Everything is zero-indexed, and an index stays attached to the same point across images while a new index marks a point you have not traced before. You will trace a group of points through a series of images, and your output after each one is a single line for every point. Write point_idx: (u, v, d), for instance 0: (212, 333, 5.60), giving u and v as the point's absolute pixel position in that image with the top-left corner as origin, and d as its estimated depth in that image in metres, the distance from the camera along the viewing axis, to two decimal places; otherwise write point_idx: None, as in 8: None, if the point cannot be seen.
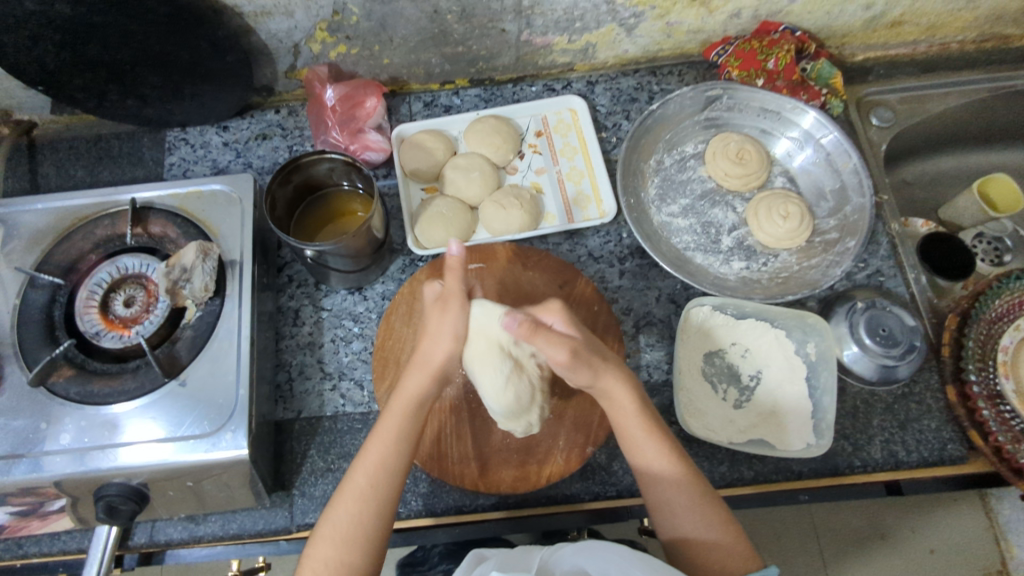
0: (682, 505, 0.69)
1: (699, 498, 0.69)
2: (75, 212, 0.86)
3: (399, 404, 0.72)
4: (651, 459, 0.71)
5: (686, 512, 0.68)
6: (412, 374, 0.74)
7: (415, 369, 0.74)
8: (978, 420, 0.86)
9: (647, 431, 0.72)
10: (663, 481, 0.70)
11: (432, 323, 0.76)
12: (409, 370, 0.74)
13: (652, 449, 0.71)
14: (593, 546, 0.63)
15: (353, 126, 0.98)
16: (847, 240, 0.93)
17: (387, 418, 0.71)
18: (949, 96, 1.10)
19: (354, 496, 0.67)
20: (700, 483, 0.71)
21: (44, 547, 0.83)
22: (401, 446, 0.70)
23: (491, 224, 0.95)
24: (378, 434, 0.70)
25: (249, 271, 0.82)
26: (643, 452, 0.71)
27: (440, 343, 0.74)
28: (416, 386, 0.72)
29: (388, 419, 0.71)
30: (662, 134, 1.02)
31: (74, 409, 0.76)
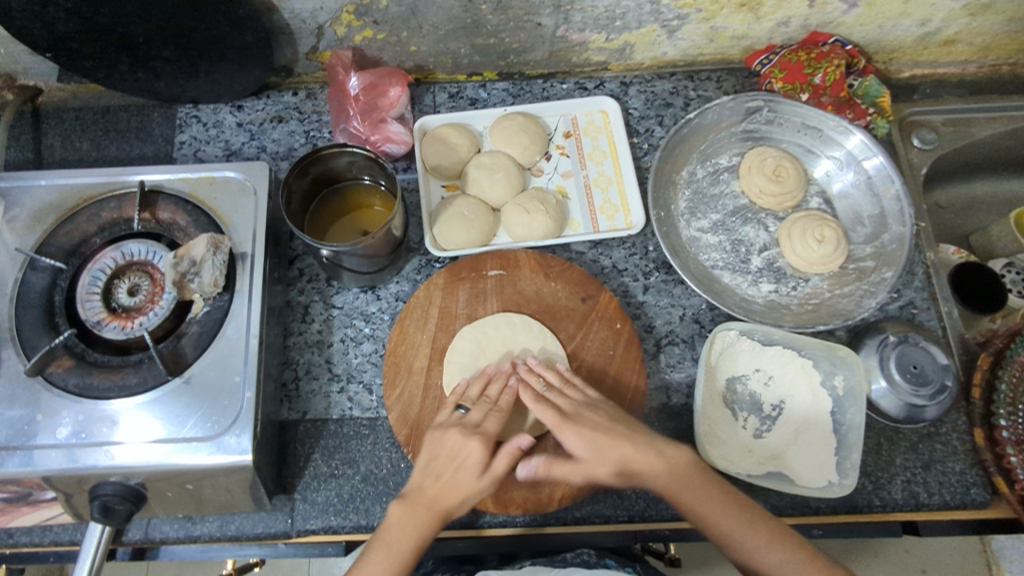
0: (775, 561, 0.65)
1: (788, 551, 0.66)
2: (81, 191, 0.82)
3: (400, 539, 0.66)
4: (727, 529, 0.67)
5: (780, 565, 0.65)
6: (415, 503, 0.68)
7: (420, 501, 0.68)
8: (1005, 466, 0.83)
9: (710, 496, 0.68)
10: (751, 548, 0.66)
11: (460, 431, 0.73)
12: (410, 501, 0.69)
13: (724, 516, 0.67)
14: None
15: (375, 116, 0.93)
16: (884, 269, 0.89)
17: (383, 541, 0.67)
18: (996, 121, 1.05)
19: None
20: (796, 546, 0.66)
21: (35, 538, 0.80)
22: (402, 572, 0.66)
23: (513, 228, 0.91)
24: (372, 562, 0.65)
25: (260, 266, 0.79)
26: (714, 516, 0.67)
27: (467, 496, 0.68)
28: (405, 539, 0.66)
29: (389, 541, 0.66)
30: (697, 145, 0.98)
31: (72, 402, 0.72)
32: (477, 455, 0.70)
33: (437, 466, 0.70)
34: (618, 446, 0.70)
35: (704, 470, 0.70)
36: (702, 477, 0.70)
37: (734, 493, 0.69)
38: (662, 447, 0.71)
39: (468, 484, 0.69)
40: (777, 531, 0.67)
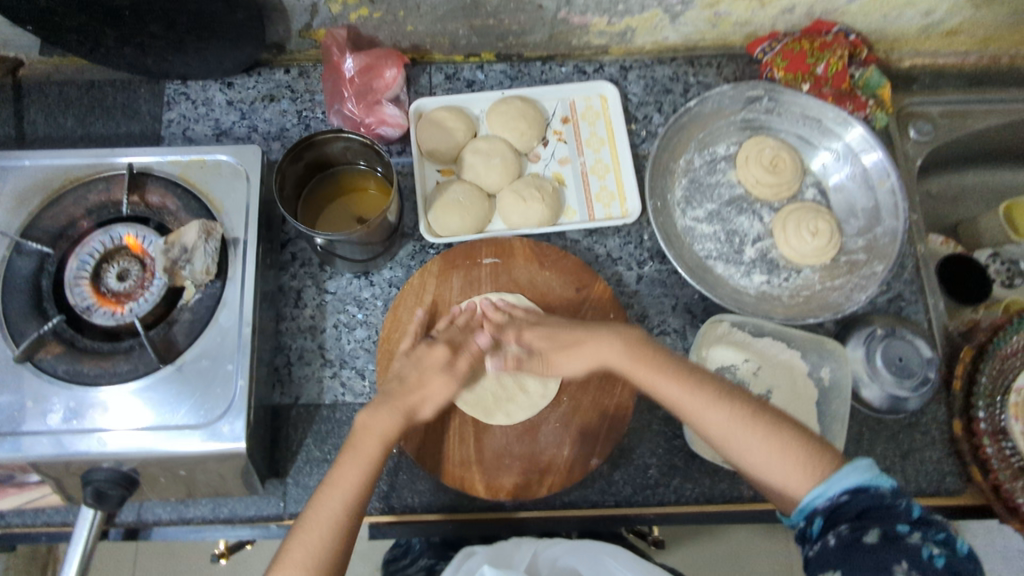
0: (722, 421, 0.66)
1: (732, 408, 0.66)
2: (67, 171, 0.80)
3: (370, 432, 0.69)
4: (674, 397, 0.69)
5: (720, 421, 0.66)
6: (385, 403, 0.71)
7: (393, 401, 0.71)
8: (980, 457, 0.85)
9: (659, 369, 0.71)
10: (696, 411, 0.67)
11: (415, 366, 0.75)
12: (385, 400, 0.72)
13: (674, 390, 0.69)
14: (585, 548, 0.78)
15: (370, 98, 0.92)
16: (875, 263, 0.90)
17: (361, 436, 0.69)
18: (994, 113, 1.05)
19: (326, 518, 0.64)
20: (743, 401, 0.67)
21: (27, 519, 0.80)
22: (375, 467, 0.68)
23: (509, 215, 0.90)
24: (344, 469, 0.67)
25: (253, 251, 0.78)
26: (663, 388, 0.70)
27: (436, 398, 0.73)
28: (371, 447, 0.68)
29: (361, 454, 0.68)
30: (696, 133, 0.97)
31: (62, 388, 0.72)
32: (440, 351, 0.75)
33: (411, 370, 0.74)
34: (568, 361, 0.75)
35: (651, 345, 0.74)
36: (647, 350, 0.73)
37: (674, 360, 0.72)
38: (613, 359, 0.74)
39: (442, 382, 0.73)
40: (724, 391, 0.68)
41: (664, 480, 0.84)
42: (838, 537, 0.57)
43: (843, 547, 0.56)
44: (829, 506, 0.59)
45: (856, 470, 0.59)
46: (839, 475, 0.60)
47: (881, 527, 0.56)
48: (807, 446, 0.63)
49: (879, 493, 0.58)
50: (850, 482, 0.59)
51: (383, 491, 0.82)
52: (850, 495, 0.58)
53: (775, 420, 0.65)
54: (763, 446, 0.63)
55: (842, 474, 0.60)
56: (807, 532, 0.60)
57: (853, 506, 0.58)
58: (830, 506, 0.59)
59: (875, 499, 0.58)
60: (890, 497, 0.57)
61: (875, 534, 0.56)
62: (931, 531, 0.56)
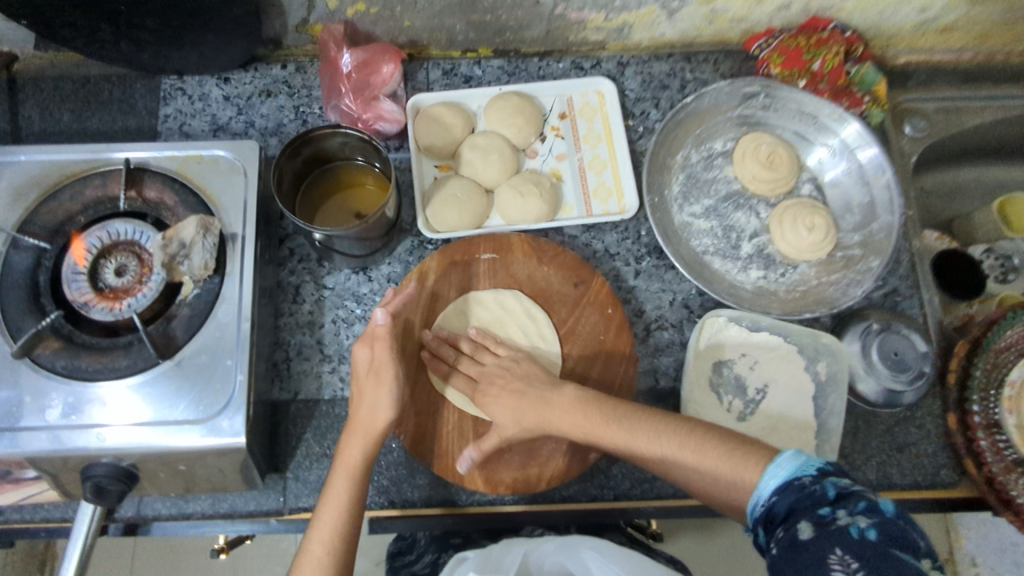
0: (663, 446, 0.66)
1: (667, 431, 0.67)
2: (64, 166, 0.80)
3: (341, 474, 0.69)
4: (614, 432, 0.69)
5: (663, 450, 0.66)
6: (350, 441, 0.71)
7: (356, 434, 0.71)
8: (975, 449, 0.86)
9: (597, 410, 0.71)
10: (637, 444, 0.68)
11: (366, 396, 0.72)
12: (348, 435, 0.72)
13: (611, 428, 0.69)
14: (572, 544, 0.75)
15: (367, 94, 0.92)
16: (871, 259, 0.90)
17: (336, 479, 0.69)
18: (987, 110, 1.05)
19: (312, 565, 0.64)
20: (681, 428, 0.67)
21: (26, 515, 0.80)
22: (351, 509, 0.68)
23: (507, 211, 0.90)
24: (322, 514, 0.67)
25: (251, 246, 0.78)
26: (603, 432, 0.70)
27: (382, 406, 0.71)
28: (343, 484, 0.69)
29: (333, 497, 0.68)
30: (693, 129, 0.98)
31: (61, 383, 0.71)
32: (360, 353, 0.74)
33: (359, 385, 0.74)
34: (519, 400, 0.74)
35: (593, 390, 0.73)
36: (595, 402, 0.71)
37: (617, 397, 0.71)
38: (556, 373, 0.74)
39: (377, 390, 0.72)
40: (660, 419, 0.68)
41: (661, 473, 0.84)
42: (778, 543, 0.55)
43: (786, 550, 0.54)
44: (767, 510, 0.58)
45: (780, 465, 0.60)
46: (767, 475, 0.60)
47: (807, 519, 0.54)
48: (747, 444, 0.64)
49: (802, 481, 0.57)
50: (776, 480, 0.59)
51: (383, 485, 0.82)
52: (780, 493, 0.58)
53: (709, 434, 0.66)
54: (707, 457, 0.64)
55: (768, 473, 0.60)
56: (762, 545, 0.59)
57: (783, 502, 0.57)
58: (766, 512, 0.58)
59: (799, 490, 0.57)
60: (810, 482, 0.56)
61: (806, 528, 0.54)
62: (854, 506, 0.54)
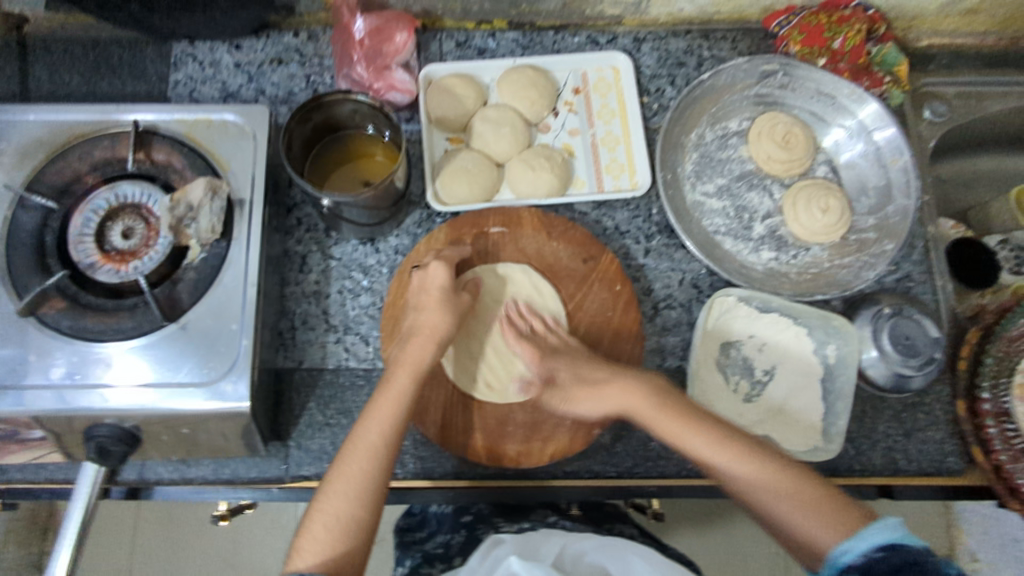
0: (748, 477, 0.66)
1: (754, 464, 0.67)
2: (72, 127, 0.79)
3: (405, 372, 0.71)
4: (699, 444, 0.69)
5: (747, 476, 0.66)
6: (416, 341, 0.74)
7: (427, 334, 0.74)
8: (982, 437, 0.84)
9: (684, 424, 0.70)
10: (721, 467, 0.68)
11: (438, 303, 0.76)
12: (414, 336, 0.74)
13: (696, 440, 0.69)
14: (613, 546, 0.70)
15: (380, 62, 0.91)
16: (885, 242, 0.89)
17: (397, 374, 0.71)
18: (1009, 96, 1.03)
19: (366, 449, 0.66)
20: (776, 465, 0.67)
21: (29, 475, 0.80)
22: (409, 405, 0.70)
23: (517, 184, 0.89)
24: (379, 406, 0.69)
25: (258, 212, 0.77)
26: (687, 442, 0.70)
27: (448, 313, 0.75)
28: (408, 379, 0.71)
29: (393, 390, 0.70)
30: (708, 107, 0.96)
31: (65, 343, 0.71)
32: (441, 273, 0.77)
33: (424, 297, 0.77)
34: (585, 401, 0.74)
35: (670, 396, 0.73)
36: (666, 400, 0.72)
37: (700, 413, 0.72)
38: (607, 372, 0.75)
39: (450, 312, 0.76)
40: (749, 447, 0.68)
41: (665, 451, 0.83)
42: None
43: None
44: (863, 563, 0.57)
45: (885, 527, 0.58)
46: (869, 532, 0.59)
47: None
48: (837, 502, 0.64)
49: (912, 551, 0.56)
50: (880, 538, 0.58)
51: None
52: (884, 551, 0.57)
53: (799, 477, 0.66)
54: (790, 505, 0.64)
55: (873, 530, 0.59)
56: None
57: (889, 562, 0.56)
58: (861, 565, 0.58)
59: (907, 559, 0.56)
60: (924, 555, 0.56)
61: None
62: None
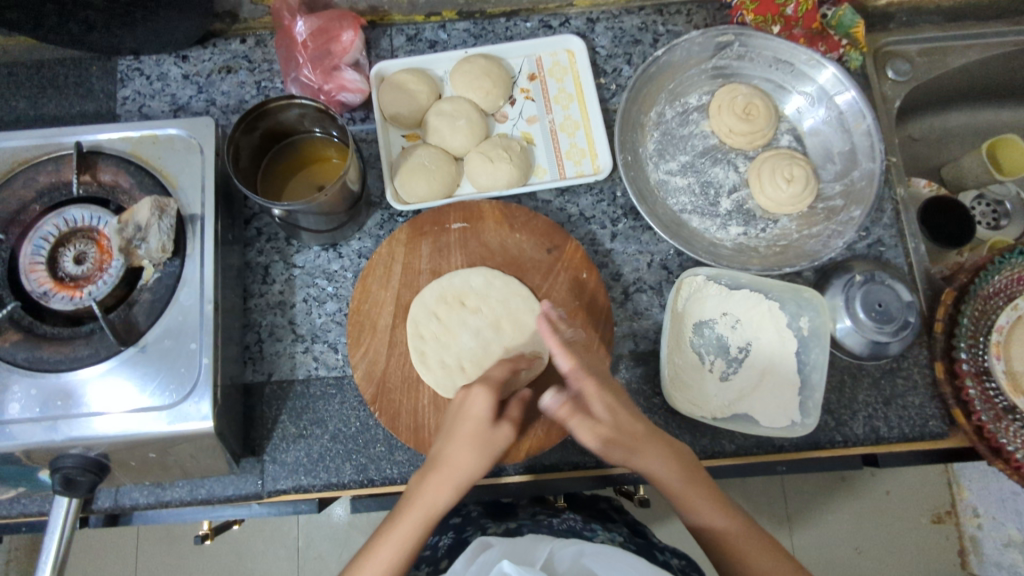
0: (660, 472, 0.69)
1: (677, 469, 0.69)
2: (14, 154, 0.77)
3: (420, 510, 0.64)
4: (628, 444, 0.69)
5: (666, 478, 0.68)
6: (432, 480, 0.66)
7: (466, 446, 0.66)
8: (963, 398, 0.83)
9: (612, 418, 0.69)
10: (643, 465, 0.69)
11: (474, 405, 0.68)
12: (451, 442, 0.67)
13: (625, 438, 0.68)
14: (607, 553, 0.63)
15: (327, 63, 0.89)
16: (852, 208, 0.88)
17: (409, 515, 0.64)
18: (972, 49, 1.02)
19: None
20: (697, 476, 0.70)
21: (4, 510, 0.79)
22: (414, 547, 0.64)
23: (476, 177, 0.88)
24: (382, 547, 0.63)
25: (211, 227, 0.75)
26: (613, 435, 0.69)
27: (479, 407, 0.67)
28: (445, 498, 0.65)
29: (399, 535, 0.63)
30: (667, 84, 0.95)
31: (23, 376, 0.70)
32: (485, 402, 0.68)
33: (458, 426, 0.67)
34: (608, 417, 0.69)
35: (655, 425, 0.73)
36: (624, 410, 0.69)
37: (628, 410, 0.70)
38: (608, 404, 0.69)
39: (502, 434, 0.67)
40: (673, 451, 0.70)
41: None
42: None
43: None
44: None
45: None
46: None
47: None
48: (754, 533, 0.67)
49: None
50: None
51: (360, 462, 0.80)
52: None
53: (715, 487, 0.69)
54: (710, 506, 0.68)
55: None
56: None
57: None
58: None
59: None
60: None
61: None
62: None
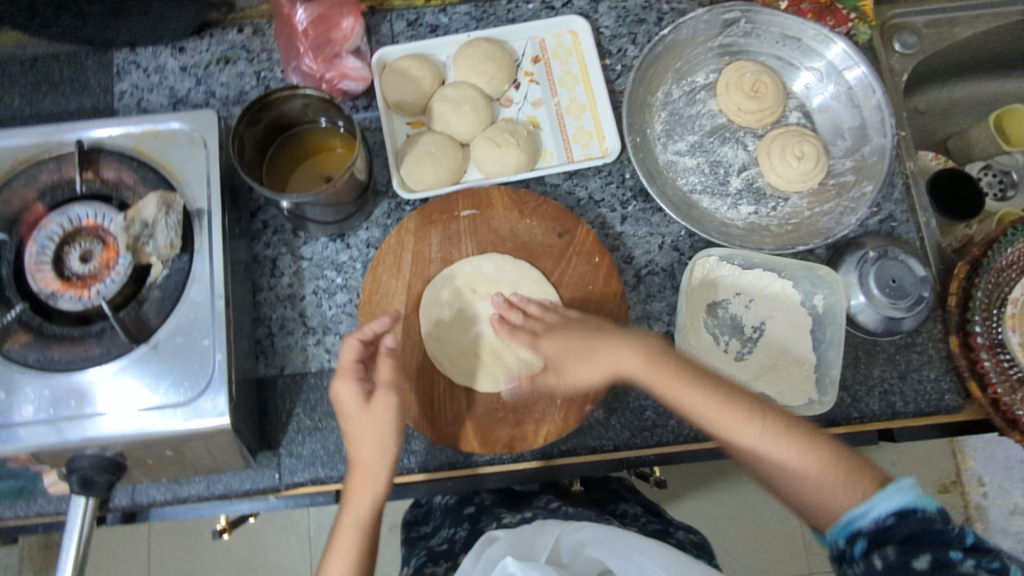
0: (728, 421, 0.65)
1: (754, 416, 0.65)
2: (15, 153, 0.76)
3: (351, 518, 0.66)
4: (690, 399, 0.67)
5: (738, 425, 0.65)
6: (357, 486, 0.68)
7: (365, 437, 0.68)
8: (978, 370, 0.83)
9: (666, 376, 0.69)
10: (714, 418, 0.66)
11: (344, 393, 0.69)
12: (351, 445, 0.69)
13: (688, 389, 0.67)
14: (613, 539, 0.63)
15: (328, 51, 0.88)
16: (864, 184, 0.87)
17: (345, 526, 0.66)
18: (979, 19, 1.00)
19: None
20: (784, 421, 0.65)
21: (20, 512, 0.79)
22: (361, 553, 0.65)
23: (483, 163, 0.87)
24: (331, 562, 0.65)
25: (218, 221, 0.74)
26: (680, 395, 0.68)
27: (349, 399, 0.69)
28: (371, 497, 0.67)
29: (341, 548, 0.65)
30: (673, 63, 0.93)
31: (35, 377, 0.69)
32: (347, 390, 0.69)
33: (346, 425, 0.70)
34: (583, 370, 0.72)
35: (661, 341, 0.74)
36: (665, 362, 0.69)
37: (698, 372, 0.68)
38: (631, 339, 0.71)
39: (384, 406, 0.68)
40: (753, 404, 0.66)
41: (660, 419, 0.82)
42: (881, 557, 0.54)
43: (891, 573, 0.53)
44: (875, 529, 0.56)
45: (899, 490, 0.56)
46: (881, 495, 0.57)
47: (930, 553, 0.53)
48: (851, 462, 0.62)
49: (928, 516, 0.55)
50: (890, 505, 0.56)
51: None
52: (896, 518, 0.55)
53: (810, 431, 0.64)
54: (794, 453, 0.63)
55: (883, 495, 0.57)
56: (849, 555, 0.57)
57: (901, 529, 0.55)
58: (874, 529, 0.56)
59: (920, 523, 0.54)
60: (939, 521, 0.54)
61: (924, 559, 0.53)
62: (985, 560, 0.53)
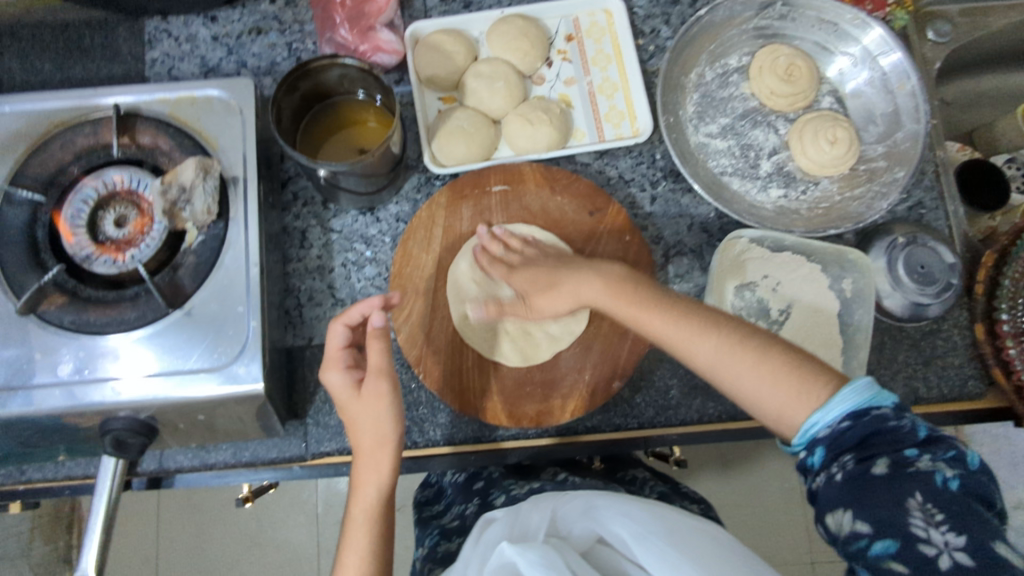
0: (678, 340, 0.66)
1: (703, 335, 0.64)
2: (50, 116, 0.76)
3: (360, 508, 0.66)
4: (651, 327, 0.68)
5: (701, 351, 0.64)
6: (361, 474, 0.67)
7: (365, 424, 0.67)
8: (1004, 358, 0.82)
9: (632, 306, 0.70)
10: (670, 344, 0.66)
11: (337, 381, 0.69)
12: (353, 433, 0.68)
13: (659, 320, 0.67)
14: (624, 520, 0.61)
15: (363, 23, 0.88)
16: (897, 170, 0.87)
17: (355, 519, 0.66)
18: (1012, 10, 1.00)
19: None
20: (731, 334, 0.64)
21: (49, 473, 0.80)
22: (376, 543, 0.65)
23: (515, 139, 0.87)
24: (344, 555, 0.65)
25: (253, 189, 0.74)
26: (644, 321, 0.68)
27: (343, 389, 0.69)
28: (376, 483, 0.67)
29: (354, 540, 0.65)
30: (707, 45, 0.93)
31: (70, 338, 0.69)
32: (337, 377, 0.69)
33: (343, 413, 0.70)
34: (551, 303, 0.75)
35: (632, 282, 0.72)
36: (629, 288, 0.71)
37: (661, 295, 0.70)
38: (600, 268, 0.74)
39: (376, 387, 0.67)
40: (710, 320, 0.65)
41: (685, 399, 0.83)
42: (842, 469, 0.55)
43: (849, 483, 0.54)
44: (830, 434, 0.56)
45: (854, 392, 0.57)
46: (833, 401, 0.57)
47: (886, 456, 0.54)
48: (804, 370, 0.60)
49: (881, 414, 0.55)
50: (846, 405, 0.56)
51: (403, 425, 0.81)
52: (851, 420, 0.56)
53: (766, 343, 0.63)
54: (755, 376, 0.61)
55: (839, 398, 0.57)
56: (807, 466, 0.58)
57: (855, 432, 0.55)
58: (829, 435, 0.56)
59: (876, 422, 0.55)
60: (894, 419, 0.55)
61: (881, 464, 0.54)
62: (940, 452, 0.54)
